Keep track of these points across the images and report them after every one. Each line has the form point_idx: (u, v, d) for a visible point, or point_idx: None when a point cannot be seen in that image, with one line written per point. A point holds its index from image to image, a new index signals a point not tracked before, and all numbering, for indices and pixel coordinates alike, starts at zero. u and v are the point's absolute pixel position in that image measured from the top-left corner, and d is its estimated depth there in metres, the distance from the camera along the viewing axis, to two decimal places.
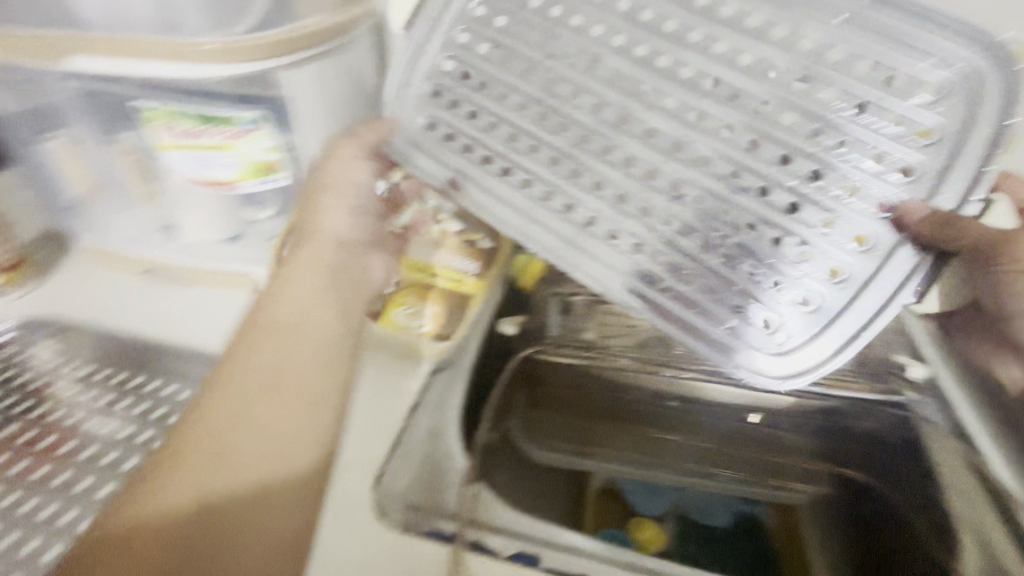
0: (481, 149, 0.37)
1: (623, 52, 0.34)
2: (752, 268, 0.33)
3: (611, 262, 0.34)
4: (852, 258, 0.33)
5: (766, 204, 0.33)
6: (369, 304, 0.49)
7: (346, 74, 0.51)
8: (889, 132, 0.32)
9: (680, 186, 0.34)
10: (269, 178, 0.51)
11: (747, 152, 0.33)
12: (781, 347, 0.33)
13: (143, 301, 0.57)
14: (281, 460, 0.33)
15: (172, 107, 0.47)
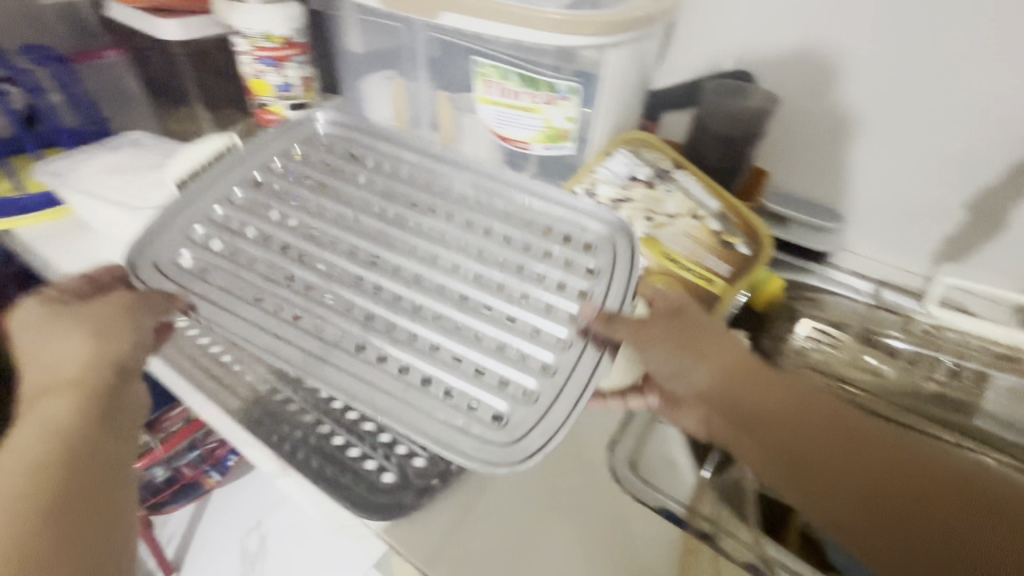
0: (277, 269, 0.48)
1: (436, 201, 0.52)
2: (449, 361, 0.42)
3: (377, 384, 0.41)
4: (535, 380, 0.41)
5: (491, 324, 0.43)
6: None
7: (639, 59, 0.57)
8: (572, 272, 0.46)
9: (428, 312, 0.44)
10: (558, 145, 0.55)
11: (504, 283, 0.45)
12: (492, 448, 0.38)
13: None
14: (105, 444, 0.38)
15: (502, 67, 0.51)
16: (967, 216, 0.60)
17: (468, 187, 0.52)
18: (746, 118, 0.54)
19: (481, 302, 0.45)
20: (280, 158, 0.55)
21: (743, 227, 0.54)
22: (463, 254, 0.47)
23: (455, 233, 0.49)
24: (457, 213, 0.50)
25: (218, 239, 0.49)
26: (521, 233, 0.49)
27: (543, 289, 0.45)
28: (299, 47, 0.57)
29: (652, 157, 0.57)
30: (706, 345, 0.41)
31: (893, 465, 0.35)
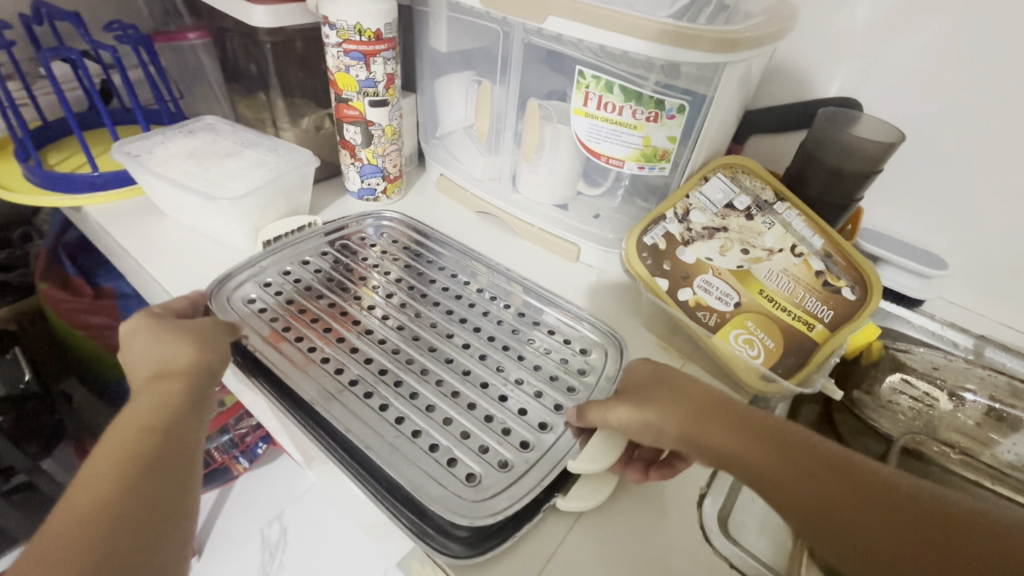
0: (313, 311, 0.52)
1: (470, 287, 0.58)
2: (437, 423, 0.43)
3: (373, 428, 0.42)
4: (512, 453, 0.41)
5: (486, 398, 0.45)
6: (707, 315, 0.49)
7: (746, 79, 0.53)
8: (568, 369, 0.49)
9: (434, 376, 0.47)
10: (653, 164, 0.51)
11: (506, 364, 0.49)
12: (460, 501, 0.38)
13: (476, 234, 0.67)
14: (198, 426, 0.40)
15: (606, 79, 0.48)
16: None
17: (492, 286, 0.59)
18: (868, 150, 0.50)
19: (481, 378, 0.47)
20: (335, 246, 0.61)
21: (848, 269, 0.50)
22: (478, 333, 0.52)
23: (473, 318, 0.54)
24: (480, 304, 0.56)
25: (276, 280, 0.55)
26: (526, 327, 0.53)
27: (539, 378, 0.47)
28: (389, 42, 0.55)
29: (751, 184, 0.53)
30: (657, 396, 0.38)
31: (856, 499, 0.31)
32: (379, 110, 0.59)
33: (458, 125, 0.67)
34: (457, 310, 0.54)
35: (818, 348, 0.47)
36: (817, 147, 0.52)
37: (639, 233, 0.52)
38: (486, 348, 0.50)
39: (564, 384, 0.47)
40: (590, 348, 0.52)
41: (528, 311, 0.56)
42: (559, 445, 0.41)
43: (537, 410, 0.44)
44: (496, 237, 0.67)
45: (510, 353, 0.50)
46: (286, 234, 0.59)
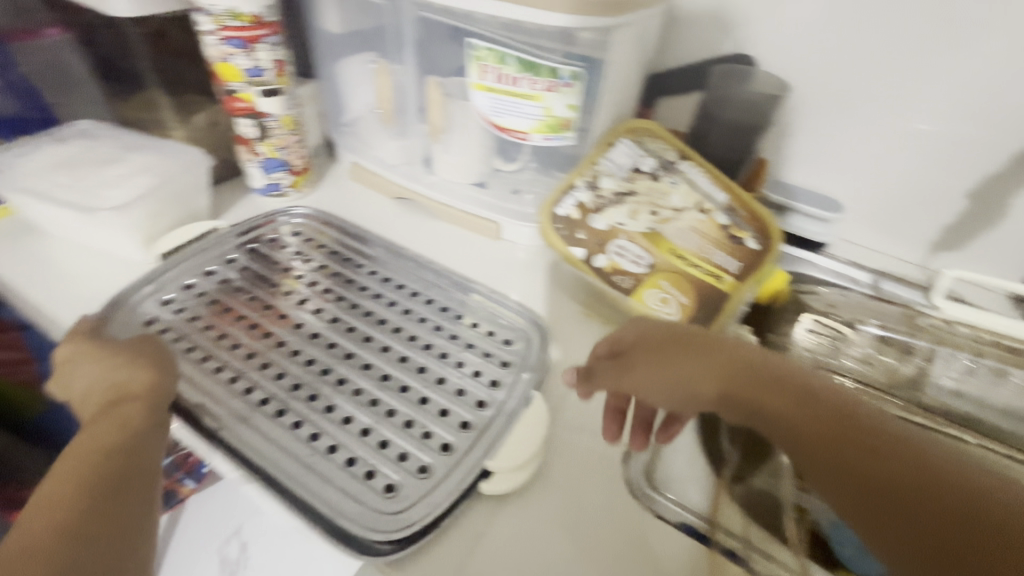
0: (218, 328, 0.49)
1: (390, 283, 0.57)
2: (355, 435, 0.42)
3: (286, 450, 0.41)
4: (433, 457, 0.41)
5: (405, 402, 0.44)
6: (624, 279, 0.50)
7: (641, 43, 0.54)
8: (492, 362, 0.48)
9: (351, 386, 0.45)
10: (558, 135, 0.51)
11: (429, 364, 0.48)
12: (376, 517, 0.37)
13: (395, 221, 0.66)
14: (158, 444, 0.38)
15: (499, 50, 0.47)
16: (968, 205, 0.59)
17: (414, 280, 0.57)
18: (759, 103, 0.52)
19: (400, 382, 0.46)
20: (244, 251, 0.57)
21: (752, 220, 0.52)
22: (397, 333, 0.51)
23: (392, 317, 0.52)
24: (401, 301, 0.54)
25: (176, 296, 0.51)
26: (450, 322, 0.53)
27: (461, 372, 0.47)
28: (271, 27, 0.52)
29: (655, 146, 0.54)
30: (668, 356, 0.39)
31: (855, 451, 0.31)
32: (271, 100, 0.55)
33: (364, 109, 0.64)
34: (377, 311, 0.53)
35: (728, 299, 0.49)
36: (712, 105, 0.54)
37: (551, 205, 0.52)
38: (406, 350, 0.49)
39: (487, 374, 0.47)
40: (514, 335, 0.52)
41: (449, 304, 0.55)
42: (484, 442, 0.42)
43: (460, 407, 0.44)
44: (418, 224, 0.66)
45: (431, 352, 0.49)
46: (181, 248, 0.55)
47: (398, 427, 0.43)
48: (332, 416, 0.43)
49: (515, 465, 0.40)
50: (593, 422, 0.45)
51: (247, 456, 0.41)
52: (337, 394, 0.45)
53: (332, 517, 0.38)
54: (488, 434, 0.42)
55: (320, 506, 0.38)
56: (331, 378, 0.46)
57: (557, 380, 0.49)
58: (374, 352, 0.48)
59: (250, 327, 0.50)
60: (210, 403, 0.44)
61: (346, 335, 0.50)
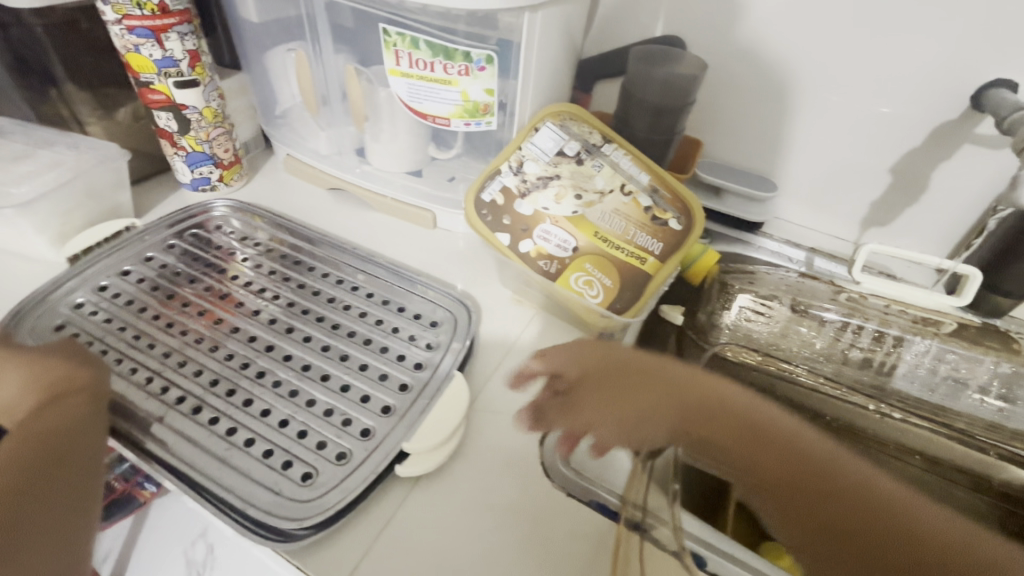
0: (134, 329, 0.48)
1: (318, 272, 0.56)
2: (273, 426, 0.42)
3: (202, 445, 0.40)
4: (351, 442, 0.41)
5: (325, 391, 0.44)
6: (549, 264, 0.51)
7: (564, 25, 0.53)
8: (416, 346, 0.48)
9: (270, 377, 0.45)
10: (478, 120, 0.51)
11: (351, 353, 0.47)
12: (289, 505, 0.37)
13: (330, 212, 0.65)
14: (98, 442, 0.38)
15: (411, 35, 0.47)
16: (891, 180, 0.61)
17: (343, 269, 0.56)
18: (677, 83, 0.53)
19: (321, 370, 0.46)
20: (167, 249, 0.56)
21: (674, 201, 0.52)
22: (320, 323, 0.50)
23: (318, 307, 0.52)
24: (329, 290, 0.54)
25: (90, 300, 0.50)
26: (377, 308, 0.52)
27: (384, 359, 0.47)
28: (180, 15, 0.50)
29: (580, 129, 0.54)
30: (625, 391, 0.41)
31: (798, 474, 0.37)
32: (188, 91, 0.54)
33: (293, 100, 0.63)
34: (303, 300, 0.52)
35: (649, 281, 0.50)
36: (634, 85, 0.54)
37: (475, 191, 0.52)
38: (331, 338, 0.48)
39: (411, 359, 0.47)
40: (442, 317, 0.52)
41: (379, 289, 0.54)
42: (403, 426, 0.41)
43: (381, 393, 0.44)
44: (353, 214, 0.65)
45: (356, 339, 0.48)
46: (97, 247, 0.53)
47: (318, 415, 0.42)
48: (250, 407, 0.43)
49: (432, 446, 0.40)
50: (514, 404, 0.45)
51: (160, 454, 0.40)
52: (256, 386, 0.44)
53: (249, 509, 0.37)
54: (407, 418, 0.42)
55: (236, 499, 0.38)
56: (250, 370, 0.45)
57: (482, 365, 0.49)
58: (297, 342, 0.48)
59: (169, 325, 0.49)
60: (119, 405, 0.42)
61: (269, 326, 0.49)
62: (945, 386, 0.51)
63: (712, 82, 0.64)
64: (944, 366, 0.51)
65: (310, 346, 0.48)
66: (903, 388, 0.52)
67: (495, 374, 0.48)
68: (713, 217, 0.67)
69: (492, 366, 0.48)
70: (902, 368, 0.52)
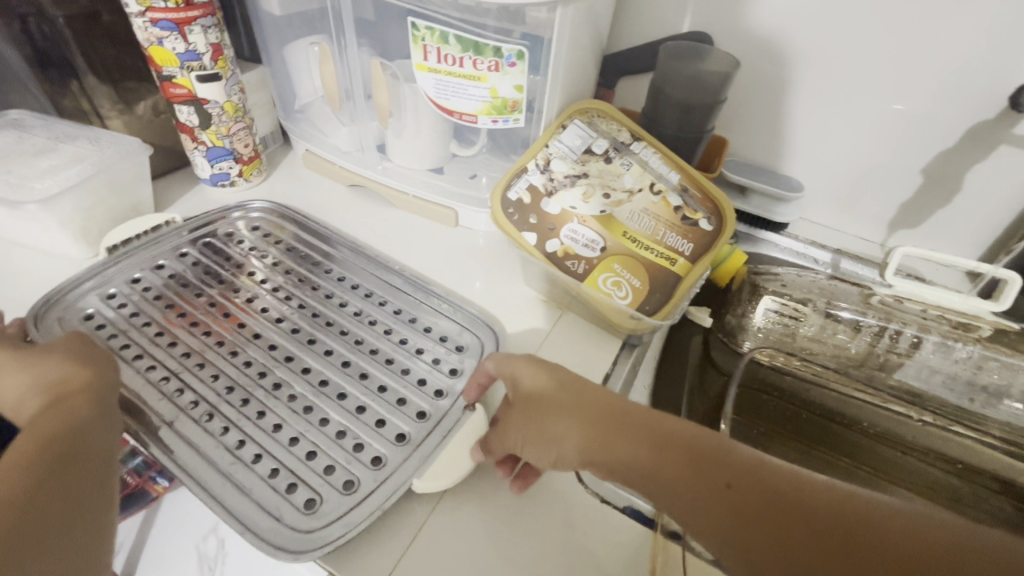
0: (158, 325, 0.47)
1: (341, 282, 0.55)
2: (282, 444, 0.41)
3: (207, 458, 0.40)
4: (360, 471, 0.40)
5: (341, 411, 0.43)
6: (576, 264, 0.50)
7: (594, 17, 0.52)
8: (438, 370, 0.47)
9: (286, 392, 0.44)
10: (506, 117, 0.50)
11: (373, 371, 0.46)
12: (288, 533, 0.36)
13: (352, 209, 0.64)
14: (105, 439, 0.36)
15: (440, 30, 0.46)
16: (923, 180, 0.59)
17: (370, 281, 0.55)
18: (707, 82, 0.52)
19: (338, 388, 0.45)
20: (198, 246, 0.56)
21: (705, 201, 0.51)
22: (343, 336, 0.49)
23: (341, 320, 0.51)
24: (354, 302, 0.53)
25: (121, 291, 0.50)
26: (401, 325, 0.51)
27: (405, 380, 0.46)
28: (203, 8, 0.50)
29: (607, 127, 0.53)
30: (587, 408, 0.35)
31: (740, 490, 0.30)
32: (210, 85, 0.53)
33: (314, 94, 0.62)
34: (327, 312, 0.51)
35: (680, 281, 0.49)
36: (663, 82, 0.53)
37: (502, 189, 0.51)
38: (350, 357, 0.47)
39: (436, 382, 0.46)
40: (468, 336, 0.51)
41: (403, 302, 0.54)
42: (420, 455, 0.41)
43: (401, 419, 0.43)
44: (373, 212, 0.64)
45: (378, 359, 0.48)
46: (143, 233, 0.54)
47: (333, 438, 0.41)
48: (264, 424, 0.42)
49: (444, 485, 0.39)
50: None
51: (164, 460, 0.39)
52: (270, 402, 0.43)
53: (245, 532, 0.36)
54: (427, 446, 0.41)
55: (230, 520, 0.37)
56: (268, 384, 0.44)
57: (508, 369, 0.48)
58: (317, 357, 0.47)
59: (191, 325, 0.48)
60: (134, 404, 0.42)
61: (292, 336, 0.48)
62: (980, 391, 0.50)
63: (740, 78, 0.62)
64: (979, 372, 0.50)
65: (333, 361, 0.47)
66: (936, 393, 0.52)
67: None
68: (738, 217, 0.66)
69: None
70: (941, 374, 0.51)
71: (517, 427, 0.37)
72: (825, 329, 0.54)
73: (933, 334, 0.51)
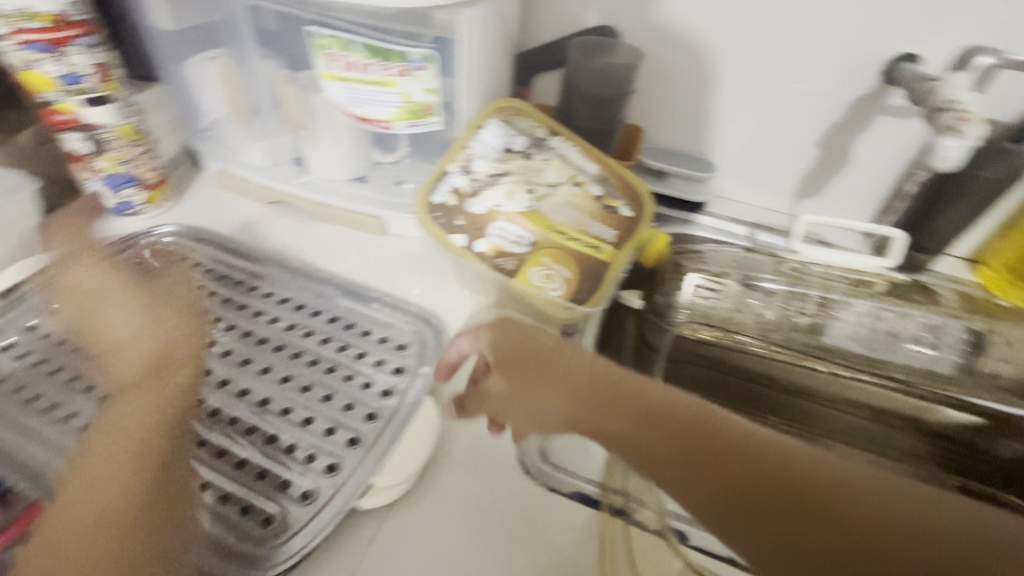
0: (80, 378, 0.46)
1: (272, 296, 0.53)
2: (230, 469, 0.40)
3: None
4: (315, 481, 0.39)
5: (286, 426, 0.42)
6: (508, 261, 0.50)
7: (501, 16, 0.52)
8: (383, 370, 0.46)
9: (226, 417, 0.43)
10: (422, 121, 0.50)
11: (314, 383, 0.45)
12: (252, 553, 0.36)
13: (273, 228, 0.61)
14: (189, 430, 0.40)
15: (343, 37, 0.45)
16: (819, 153, 0.63)
17: (299, 290, 0.53)
18: (614, 74, 0.54)
19: (281, 404, 0.43)
20: None
21: (624, 189, 0.53)
22: (274, 351, 0.48)
23: (274, 335, 0.49)
24: (285, 314, 0.51)
25: (34, 347, 0.48)
26: (340, 330, 0.50)
27: (348, 386, 0.45)
28: (81, 27, 0.46)
29: (525, 123, 0.53)
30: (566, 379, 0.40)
31: (720, 465, 0.34)
32: (99, 109, 0.50)
33: (219, 110, 0.59)
34: (258, 329, 0.49)
35: (608, 269, 0.51)
36: (574, 76, 0.54)
37: (425, 193, 0.50)
38: (288, 370, 0.46)
39: (381, 384, 0.45)
40: (411, 334, 0.50)
41: (340, 308, 0.52)
42: (375, 458, 0.40)
43: (350, 425, 0.42)
44: (296, 227, 0.61)
45: (318, 369, 0.46)
46: (25, 282, 0.50)
47: (280, 454, 0.40)
48: (206, 452, 0.41)
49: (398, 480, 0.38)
50: None
51: None
52: (211, 430, 0.42)
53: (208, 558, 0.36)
54: (381, 448, 0.40)
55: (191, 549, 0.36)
56: (205, 412, 0.43)
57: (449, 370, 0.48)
58: (252, 376, 0.45)
59: (110, 369, 0.46)
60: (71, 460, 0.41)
61: (223, 360, 0.47)
62: (881, 341, 0.55)
63: (648, 68, 0.64)
64: (882, 323, 0.55)
65: (268, 378, 0.45)
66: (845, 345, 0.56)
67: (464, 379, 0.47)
68: (661, 201, 0.68)
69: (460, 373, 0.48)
70: (851, 329, 0.56)
71: (508, 393, 0.41)
72: (746, 301, 0.58)
73: (837, 292, 0.55)
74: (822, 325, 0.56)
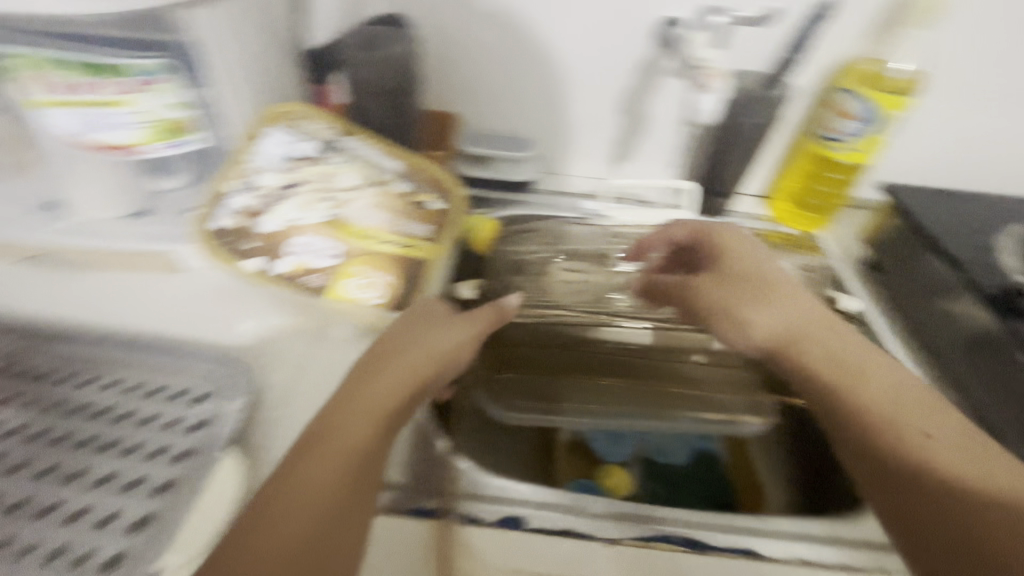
0: None
1: (29, 372, 0.44)
2: None
3: None
4: None
5: (50, 527, 0.35)
6: (314, 278, 0.45)
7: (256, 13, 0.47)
8: (177, 430, 0.40)
9: None
10: (180, 139, 0.44)
11: (86, 467, 0.38)
12: None
13: (27, 291, 0.49)
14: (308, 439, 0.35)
15: (41, 54, 0.38)
16: (621, 120, 0.64)
17: (66, 359, 0.45)
18: (395, 64, 0.52)
19: (43, 502, 0.36)
20: None
21: (430, 181, 0.51)
22: (34, 440, 0.40)
23: (37, 420, 0.41)
24: (47, 391, 0.42)
25: None
26: (123, 394, 0.42)
27: (133, 459, 0.38)
28: None
29: (313, 126, 0.50)
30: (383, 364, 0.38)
31: (890, 465, 0.37)
32: None
33: None
34: (11, 419, 0.41)
35: (425, 268, 0.48)
36: (356, 70, 0.52)
37: (201, 219, 0.46)
38: (52, 461, 0.38)
39: (171, 448, 0.38)
40: (208, 380, 0.43)
41: (118, 368, 0.44)
42: (163, 539, 0.34)
43: (133, 509, 0.35)
44: (50, 287, 0.48)
45: (89, 451, 0.38)
46: None
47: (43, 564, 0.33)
48: None
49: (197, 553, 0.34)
50: None
51: None
52: None
53: None
54: (172, 527, 0.35)
55: None
56: None
57: (262, 413, 0.42)
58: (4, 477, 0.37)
59: None
60: None
61: None
62: None
63: (445, 51, 0.62)
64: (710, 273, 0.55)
65: (25, 476, 0.38)
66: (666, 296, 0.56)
67: (282, 418, 0.42)
68: (490, 186, 0.66)
69: (275, 414, 0.42)
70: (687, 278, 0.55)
71: (441, 338, 0.40)
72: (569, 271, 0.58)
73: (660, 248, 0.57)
74: (656, 283, 0.55)
